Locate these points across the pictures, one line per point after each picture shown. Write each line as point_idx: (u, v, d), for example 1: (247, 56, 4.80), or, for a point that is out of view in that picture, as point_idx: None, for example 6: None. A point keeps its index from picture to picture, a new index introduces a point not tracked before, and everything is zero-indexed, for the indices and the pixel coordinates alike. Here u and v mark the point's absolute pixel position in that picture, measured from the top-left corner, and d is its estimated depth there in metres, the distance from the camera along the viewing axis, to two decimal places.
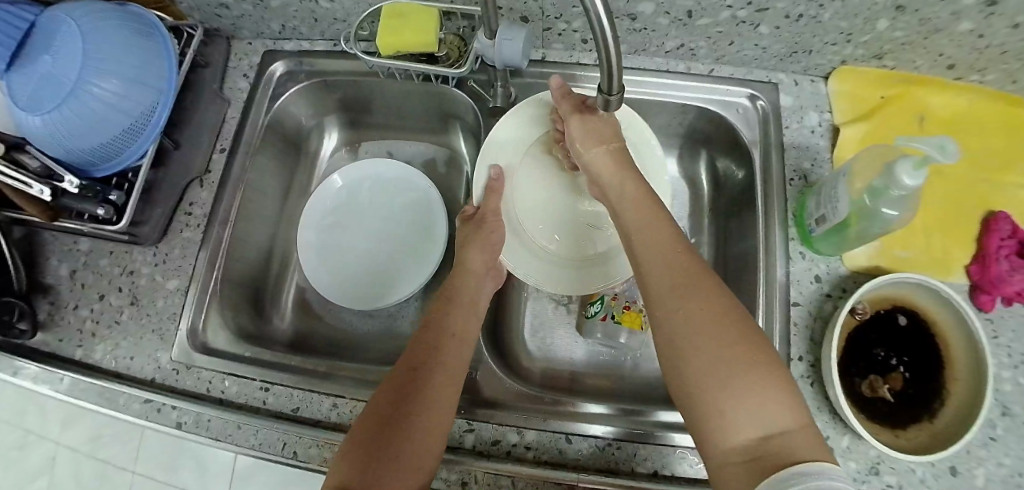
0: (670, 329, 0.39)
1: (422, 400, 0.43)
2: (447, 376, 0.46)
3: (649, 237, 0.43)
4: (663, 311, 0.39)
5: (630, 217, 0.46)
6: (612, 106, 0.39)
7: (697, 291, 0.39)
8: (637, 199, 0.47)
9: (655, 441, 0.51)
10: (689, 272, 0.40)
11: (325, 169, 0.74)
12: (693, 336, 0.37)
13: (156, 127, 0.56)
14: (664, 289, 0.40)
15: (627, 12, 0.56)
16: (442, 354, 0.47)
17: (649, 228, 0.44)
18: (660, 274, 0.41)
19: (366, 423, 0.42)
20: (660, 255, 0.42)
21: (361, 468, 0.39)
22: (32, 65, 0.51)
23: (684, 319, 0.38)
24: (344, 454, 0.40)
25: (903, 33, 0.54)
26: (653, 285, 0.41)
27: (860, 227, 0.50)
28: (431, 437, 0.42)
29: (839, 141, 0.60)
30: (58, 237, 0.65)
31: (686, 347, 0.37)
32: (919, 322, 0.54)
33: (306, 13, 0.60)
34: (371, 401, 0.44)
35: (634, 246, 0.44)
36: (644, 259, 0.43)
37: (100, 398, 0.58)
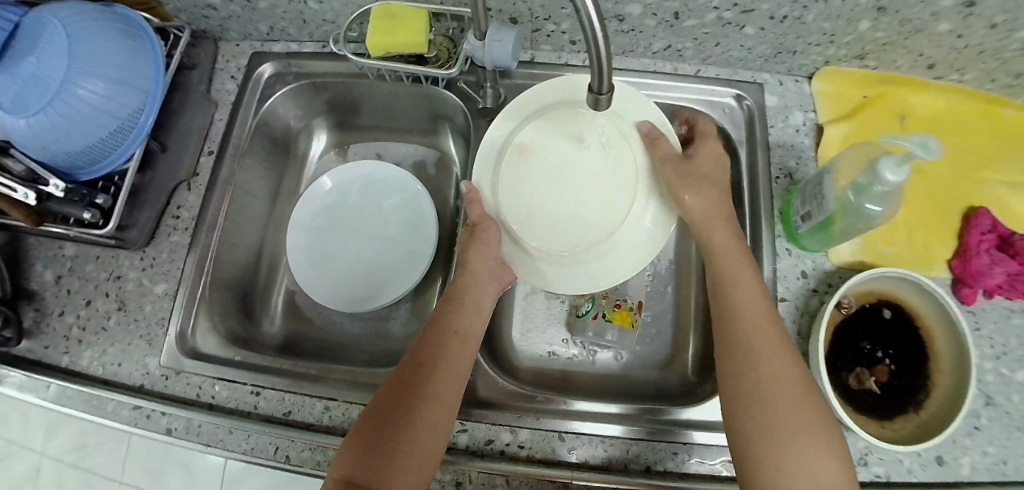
0: (757, 383, 0.42)
1: (421, 399, 0.44)
2: (447, 374, 0.46)
3: (747, 300, 0.46)
4: (753, 367, 0.43)
5: (725, 272, 0.48)
6: (602, 106, 0.39)
7: (788, 357, 0.43)
8: (734, 256, 0.49)
9: (656, 438, 0.51)
10: (780, 337, 0.44)
11: (314, 171, 0.73)
12: (778, 395, 0.41)
13: (144, 129, 0.56)
14: (759, 347, 0.43)
15: (614, 14, 0.57)
16: (443, 352, 0.47)
17: (742, 288, 0.47)
18: (754, 333, 0.44)
19: (367, 419, 0.44)
20: (750, 314, 0.46)
21: (361, 466, 0.41)
22: (16, 66, 0.51)
23: (775, 377, 0.42)
24: (346, 450, 0.42)
25: (885, 33, 0.55)
26: (740, 339, 0.44)
27: (845, 223, 0.51)
28: (431, 435, 0.43)
29: (823, 139, 0.61)
30: (42, 243, 0.64)
31: (772, 402, 0.41)
32: (904, 315, 0.55)
33: (295, 14, 0.60)
34: (375, 398, 0.45)
35: (729, 301, 0.47)
36: (739, 313, 0.46)
37: (88, 405, 0.57)
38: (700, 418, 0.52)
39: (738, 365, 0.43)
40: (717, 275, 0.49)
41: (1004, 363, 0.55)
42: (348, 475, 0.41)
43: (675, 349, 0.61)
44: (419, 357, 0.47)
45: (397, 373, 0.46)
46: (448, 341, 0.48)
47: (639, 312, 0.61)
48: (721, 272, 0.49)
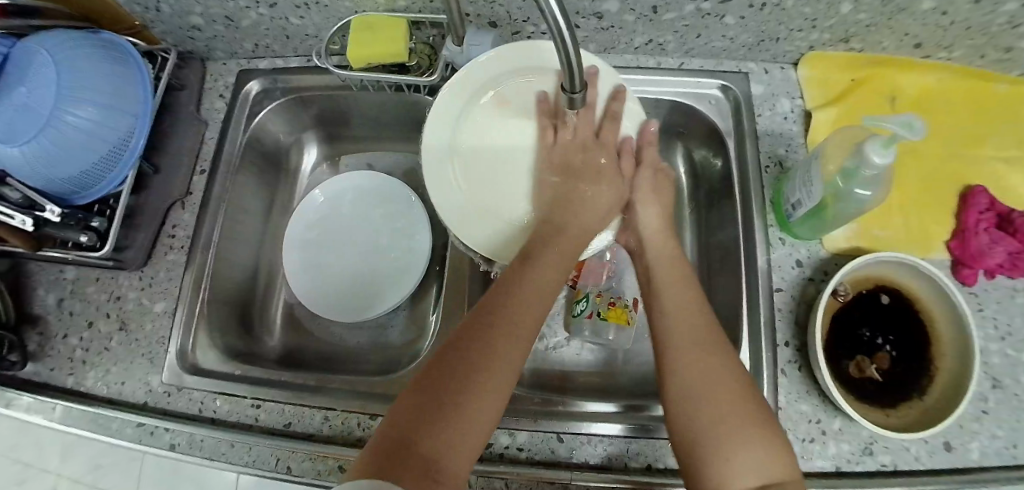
0: (688, 385, 0.40)
1: (486, 358, 0.39)
2: (517, 331, 0.41)
3: (677, 304, 0.45)
4: (688, 360, 0.42)
5: (669, 273, 0.49)
6: (576, 105, 0.41)
7: (719, 355, 0.41)
8: (672, 264, 0.49)
9: (653, 435, 0.51)
10: (709, 336, 0.43)
11: (307, 184, 0.74)
12: (714, 383, 0.40)
13: (136, 152, 0.57)
14: (688, 349, 0.42)
15: (593, 11, 0.57)
16: (513, 307, 0.43)
17: (675, 294, 0.46)
18: (684, 330, 0.44)
19: (427, 371, 0.39)
20: (684, 306, 0.45)
21: (411, 431, 0.35)
22: (7, 96, 0.52)
23: (705, 377, 0.40)
24: (392, 418, 0.37)
25: (867, 15, 0.54)
26: (672, 340, 0.43)
27: (835, 208, 0.50)
28: (495, 399, 0.38)
29: (812, 125, 0.60)
30: (43, 267, 0.65)
31: (700, 403, 0.39)
32: (902, 299, 0.54)
33: (278, 30, 0.61)
34: (428, 361, 0.40)
35: (661, 305, 0.46)
36: (670, 314, 0.45)
37: (93, 424, 0.58)
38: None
39: (670, 369, 0.42)
40: (654, 283, 0.49)
41: (1010, 344, 0.54)
42: (398, 440, 0.35)
43: None
44: (483, 315, 0.42)
45: (460, 331, 0.42)
46: (520, 295, 0.44)
47: (634, 310, 0.60)
48: (657, 280, 0.49)
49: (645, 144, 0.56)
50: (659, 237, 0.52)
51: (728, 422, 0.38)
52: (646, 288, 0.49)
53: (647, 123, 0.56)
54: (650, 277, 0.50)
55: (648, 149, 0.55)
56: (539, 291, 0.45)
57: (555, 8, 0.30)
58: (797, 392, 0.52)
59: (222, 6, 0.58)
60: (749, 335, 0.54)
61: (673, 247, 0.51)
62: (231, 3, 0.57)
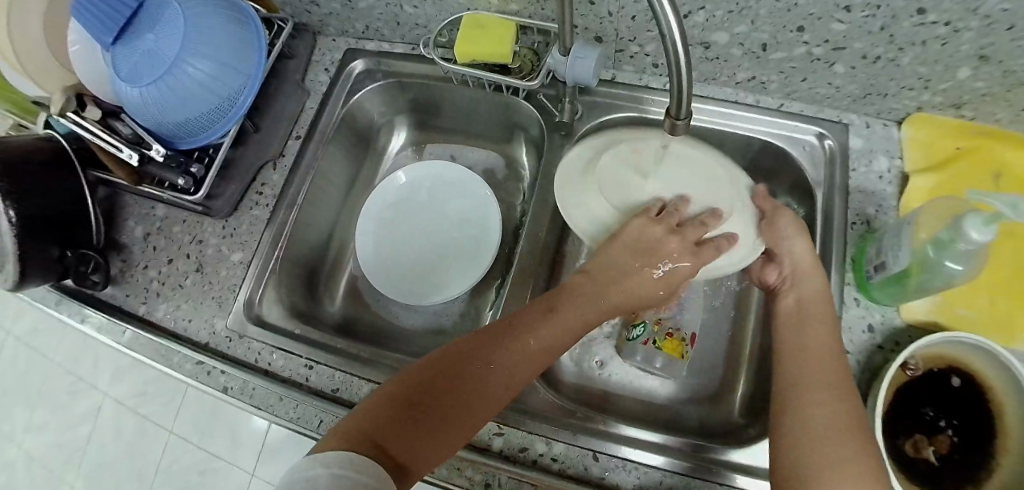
0: (807, 419, 0.41)
1: (479, 385, 0.43)
2: (513, 372, 0.45)
3: (818, 345, 0.45)
4: (811, 399, 0.42)
5: (809, 317, 0.48)
6: (678, 130, 0.40)
7: (848, 400, 0.41)
8: (820, 305, 0.49)
9: (693, 474, 0.50)
10: (841, 380, 0.42)
11: (389, 165, 0.77)
12: (833, 426, 0.39)
13: (241, 109, 0.61)
14: (817, 388, 0.42)
15: (700, 40, 0.57)
16: (520, 340, 0.46)
17: (812, 335, 0.46)
18: (819, 371, 0.43)
19: (427, 368, 0.42)
20: (820, 349, 0.45)
21: (392, 425, 0.37)
22: (135, 41, 0.56)
23: (825, 414, 0.40)
24: (373, 405, 0.39)
25: (986, 84, 0.52)
26: (805, 376, 0.43)
27: (922, 278, 0.48)
28: (471, 426, 0.41)
29: (907, 189, 0.58)
30: (137, 201, 0.70)
31: (813, 440, 0.39)
32: (974, 384, 0.51)
33: (390, 16, 0.64)
34: (432, 357, 0.43)
35: (799, 343, 0.47)
36: (809, 355, 0.45)
37: (158, 355, 0.62)
38: (748, 462, 0.50)
39: (795, 402, 0.42)
40: (802, 322, 0.48)
41: None
42: (378, 428, 0.37)
43: (724, 385, 0.60)
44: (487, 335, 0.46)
45: (461, 340, 0.45)
46: (523, 336, 0.46)
47: (690, 345, 0.60)
48: (804, 321, 0.48)
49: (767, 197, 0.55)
50: (812, 269, 0.51)
51: (835, 460, 0.37)
52: (791, 320, 0.49)
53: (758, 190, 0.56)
54: (801, 315, 0.49)
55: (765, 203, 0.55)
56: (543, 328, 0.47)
57: (670, 18, 0.31)
58: None
59: None
60: None
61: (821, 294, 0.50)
62: None
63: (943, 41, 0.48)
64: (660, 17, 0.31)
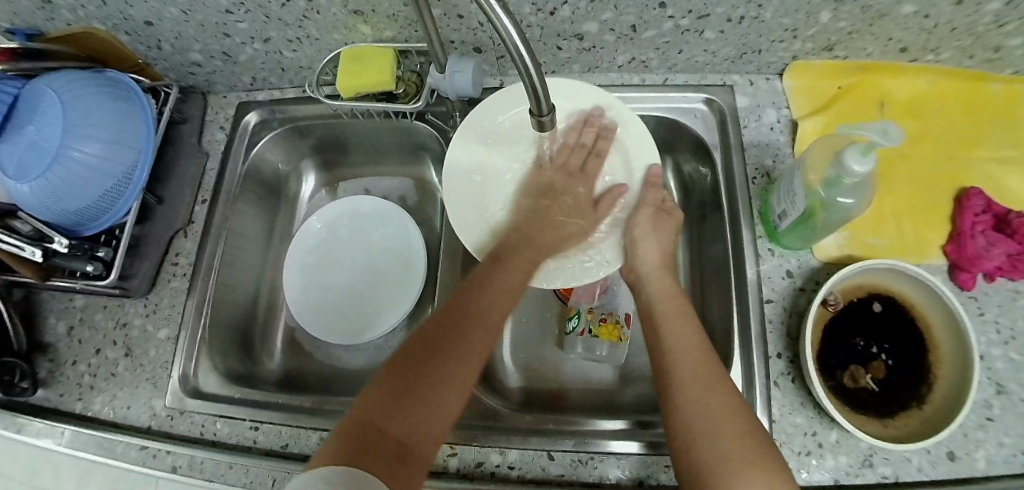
0: (686, 411, 0.42)
1: (441, 359, 0.42)
2: (475, 340, 0.45)
3: (677, 340, 0.47)
4: (685, 394, 0.43)
5: (664, 313, 0.50)
6: (547, 127, 0.40)
7: (712, 386, 0.42)
8: (671, 299, 0.51)
9: (661, 451, 0.50)
10: (701, 364, 0.45)
11: (305, 209, 0.76)
12: (705, 416, 0.41)
13: (138, 185, 0.60)
14: (691, 389, 0.43)
15: (573, 33, 0.58)
16: (471, 319, 0.46)
17: (671, 330, 0.48)
18: (682, 360, 0.45)
19: (417, 343, 0.44)
20: (682, 342, 0.47)
21: (388, 410, 0.38)
22: (17, 135, 0.55)
23: (703, 413, 0.41)
24: (371, 397, 0.40)
25: (848, 23, 0.55)
26: (680, 380, 0.44)
27: (822, 217, 0.50)
28: (459, 392, 0.42)
29: (799, 134, 0.60)
30: (55, 297, 0.68)
31: (703, 441, 0.40)
32: (895, 305, 0.53)
33: (273, 63, 0.64)
34: (418, 333, 0.45)
35: (660, 343, 0.48)
36: (669, 349, 0.47)
37: (100, 449, 0.60)
38: None
39: (676, 407, 0.43)
40: (657, 323, 0.50)
41: (1014, 348, 0.53)
42: (374, 421, 0.37)
43: None
44: (446, 318, 0.46)
45: (423, 328, 0.46)
46: (480, 301, 0.48)
47: (627, 326, 0.60)
48: (658, 319, 0.50)
49: (651, 184, 0.57)
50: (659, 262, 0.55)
51: (733, 454, 0.38)
52: (648, 322, 0.51)
53: (654, 167, 0.58)
54: (654, 316, 0.51)
55: (652, 192, 0.57)
56: (492, 297, 0.49)
57: (506, 22, 0.31)
58: (789, 404, 0.52)
59: (219, 41, 0.61)
60: (742, 348, 0.54)
61: (671, 287, 0.53)
62: (228, 38, 0.61)
63: None
64: (503, 33, 0.31)
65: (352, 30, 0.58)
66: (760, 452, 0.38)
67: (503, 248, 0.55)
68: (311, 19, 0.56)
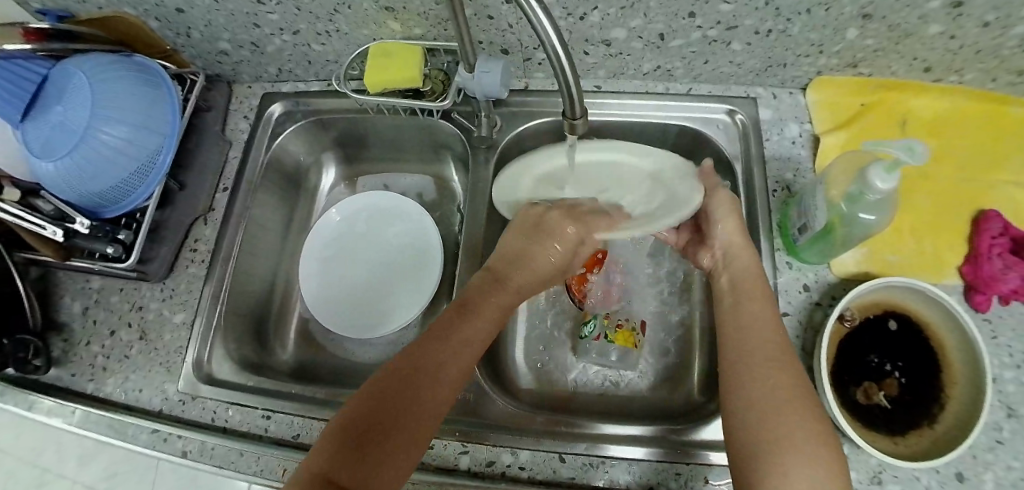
0: (752, 389, 0.42)
1: (406, 418, 0.41)
2: (438, 391, 0.43)
3: (758, 321, 0.46)
4: (756, 374, 0.42)
5: (745, 292, 0.49)
6: (578, 130, 0.40)
7: (783, 370, 0.42)
8: (755, 280, 0.50)
9: (673, 459, 0.50)
10: (780, 347, 0.44)
11: (324, 202, 0.77)
12: (771, 396, 0.40)
13: (162, 169, 0.60)
14: (767, 365, 0.43)
15: (602, 39, 0.59)
16: (439, 367, 0.44)
17: (750, 308, 0.48)
18: (759, 343, 0.44)
19: (380, 385, 0.42)
20: (764, 326, 0.46)
21: (344, 465, 0.38)
22: (45, 115, 0.56)
23: (769, 392, 0.41)
24: (326, 443, 0.39)
25: (874, 40, 0.55)
26: (753, 354, 0.44)
27: (842, 232, 0.50)
28: (416, 445, 0.41)
29: (821, 149, 0.60)
30: (71, 277, 0.68)
31: (765, 418, 0.40)
32: (910, 323, 0.53)
33: (301, 56, 0.65)
34: (384, 372, 0.43)
35: (738, 322, 0.47)
36: (748, 328, 0.46)
37: (110, 430, 0.60)
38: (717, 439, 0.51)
39: (750, 379, 0.42)
40: (737, 301, 0.49)
41: None
42: (326, 476, 0.37)
43: (680, 366, 0.61)
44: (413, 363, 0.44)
45: (385, 372, 0.44)
46: (454, 346, 0.46)
47: (642, 334, 0.61)
48: (739, 297, 0.49)
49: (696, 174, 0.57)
50: (743, 247, 0.53)
51: (793, 435, 0.38)
52: (728, 299, 0.50)
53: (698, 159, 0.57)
54: (734, 294, 0.50)
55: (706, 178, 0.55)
56: (463, 345, 0.46)
57: (544, 23, 0.33)
58: None
59: (249, 32, 0.62)
60: None
61: (754, 266, 0.51)
62: (257, 29, 0.61)
63: (827, 6, 0.51)
64: (543, 36, 0.34)
65: (382, 26, 0.58)
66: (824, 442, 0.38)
67: (474, 290, 0.51)
68: (341, 13, 0.56)
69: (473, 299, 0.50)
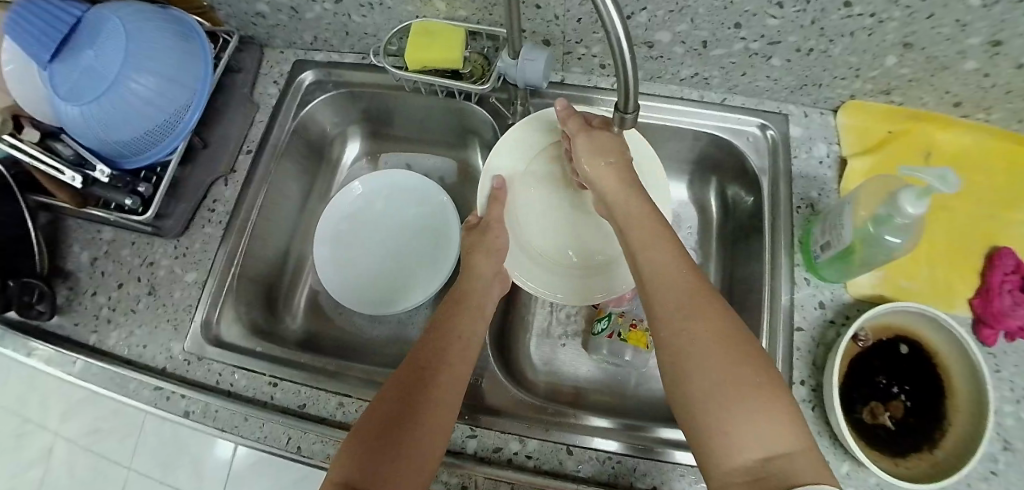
0: (676, 344, 0.39)
1: (416, 415, 0.43)
2: (445, 388, 0.46)
3: (661, 265, 0.43)
4: (674, 325, 0.40)
5: (639, 236, 0.46)
6: (627, 125, 0.41)
7: (705, 314, 0.39)
8: (651, 219, 0.47)
9: (644, 455, 0.51)
10: (694, 288, 0.41)
11: (346, 175, 0.77)
12: (692, 346, 0.38)
13: (188, 126, 0.60)
14: (678, 320, 0.40)
15: (644, 40, 0.59)
16: (438, 365, 0.47)
17: (654, 252, 0.44)
18: (668, 288, 0.42)
19: (390, 391, 0.45)
20: (665, 268, 0.43)
21: (367, 466, 0.40)
22: (75, 58, 0.54)
23: (694, 342, 0.38)
24: (348, 452, 0.41)
25: (911, 69, 0.56)
26: (660, 310, 0.41)
27: (864, 253, 0.51)
28: (436, 439, 0.43)
29: (846, 172, 0.61)
30: (82, 225, 0.67)
31: (692, 373, 0.38)
32: (920, 350, 0.54)
33: (339, 26, 0.64)
34: (392, 378, 0.46)
35: (644, 269, 0.44)
36: (655, 273, 0.43)
37: (111, 383, 0.59)
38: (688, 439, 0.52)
39: (668, 342, 0.40)
40: (634, 250, 0.46)
41: None
42: (351, 478, 0.39)
43: None
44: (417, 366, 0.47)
45: (393, 378, 0.46)
46: (449, 347, 0.49)
47: None
48: (639, 242, 0.46)
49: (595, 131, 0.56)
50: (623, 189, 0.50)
51: (725, 386, 0.36)
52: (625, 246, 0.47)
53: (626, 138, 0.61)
54: (629, 239, 0.47)
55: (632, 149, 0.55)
56: (460, 345, 0.50)
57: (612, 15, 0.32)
58: None
59: None
60: None
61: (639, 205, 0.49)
62: None
63: (870, 31, 0.52)
64: (605, 21, 0.33)
65: (426, 3, 0.58)
66: (758, 381, 0.37)
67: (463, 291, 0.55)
68: None
69: (464, 301, 0.54)
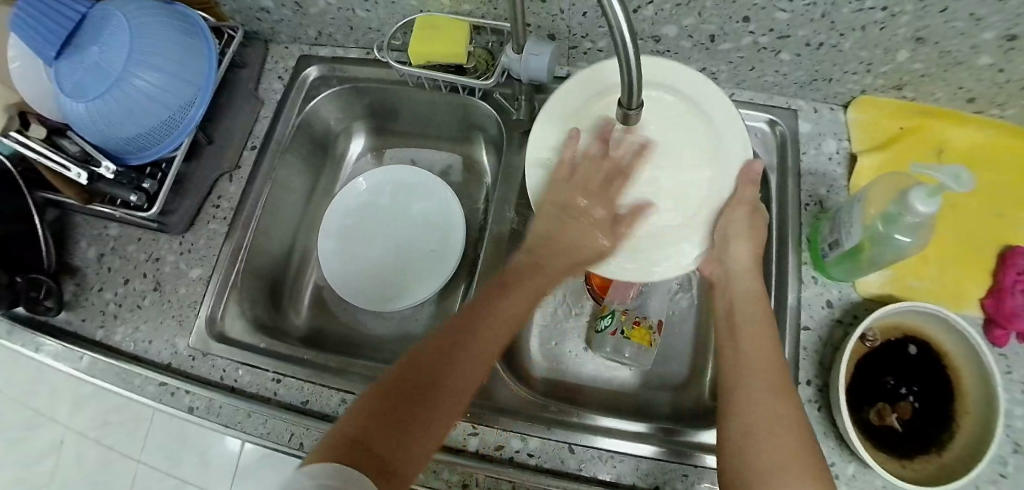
0: (742, 416, 0.41)
1: (440, 387, 0.42)
2: (464, 370, 0.43)
3: (752, 343, 0.46)
4: (742, 400, 0.42)
5: (737, 321, 0.49)
6: (631, 121, 0.40)
7: (772, 394, 0.42)
8: (759, 309, 0.49)
9: (675, 459, 0.50)
10: (770, 369, 0.44)
11: (349, 171, 0.77)
12: (756, 423, 0.40)
13: (193, 122, 0.59)
14: (743, 395, 0.43)
15: (651, 34, 0.58)
16: (471, 343, 0.45)
17: (747, 335, 0.47)
18: (746, 367, 0.45)
19: (416, 358, 0.43)
20: (752, 352, 0.46)
21: (378, 428, 0.38)
22: (81, 54, 0.54)
23: (758, 416, 0.41)
24: (359, 410, 0.39)
25: (924, 65, 0.55)
26: (733, 387, 0.44)
27: (874, 252, 0.50)
28: (450, 418, 0.41)
29: (855, 169, 0.60)
30: (88, 221, 0.67)
31: (750, 447, 0.39)
32: (929, 351, 0.53)
33: (342, 21, 0.64)
34: (416, 347, 0.44)
35: (737, 346, 0.47)
36: (745, 350, 0.46)
37: (117, 378, 0.59)
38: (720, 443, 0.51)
39: (737, 409, 0.42)
40: (734, 332, 0.49)
41: None
42: (363, 437, 0.37)
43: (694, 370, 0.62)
44: (445, 339, 0.45)
45: (420, 348, 0.44)
46: (482, 328, 0.47)
47: (658, 333, 0.61)
48: (736, 327, 0.49)
49: (747, 181, 0.54)
50: (747, 270, 0.52)
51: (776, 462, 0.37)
52: (725, 326, 0.50)
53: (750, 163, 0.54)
54: (732, 320, 0.50)
55: (747, 188, 0.54)
56: (501, 328, 0.48)
57: (619, 15, 0.31)
58: (813, 432, 0.52)
59: None
60: None
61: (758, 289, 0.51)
62: None
63: (882, 25, 0.51)
64: (612, 21, 0.31)
65: None
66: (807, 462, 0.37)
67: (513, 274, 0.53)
68: None
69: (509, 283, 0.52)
